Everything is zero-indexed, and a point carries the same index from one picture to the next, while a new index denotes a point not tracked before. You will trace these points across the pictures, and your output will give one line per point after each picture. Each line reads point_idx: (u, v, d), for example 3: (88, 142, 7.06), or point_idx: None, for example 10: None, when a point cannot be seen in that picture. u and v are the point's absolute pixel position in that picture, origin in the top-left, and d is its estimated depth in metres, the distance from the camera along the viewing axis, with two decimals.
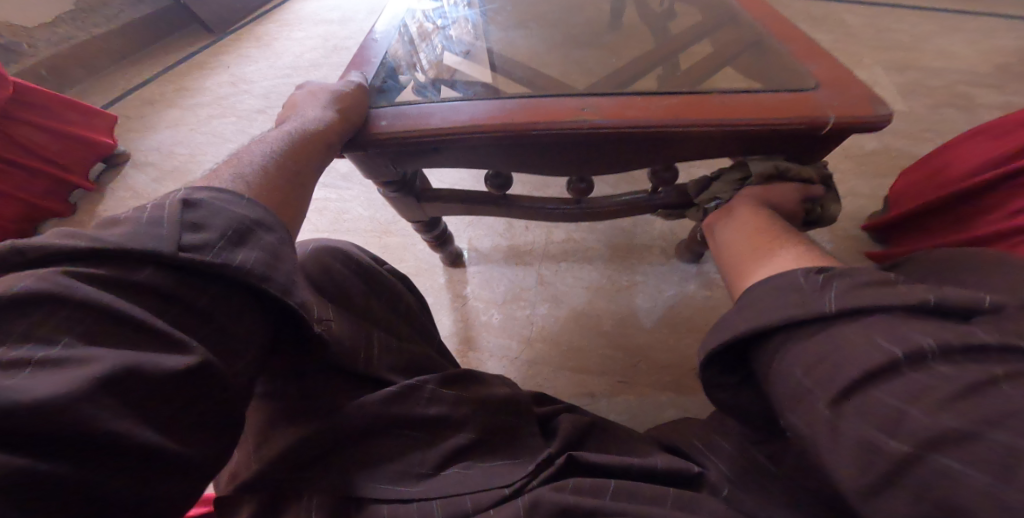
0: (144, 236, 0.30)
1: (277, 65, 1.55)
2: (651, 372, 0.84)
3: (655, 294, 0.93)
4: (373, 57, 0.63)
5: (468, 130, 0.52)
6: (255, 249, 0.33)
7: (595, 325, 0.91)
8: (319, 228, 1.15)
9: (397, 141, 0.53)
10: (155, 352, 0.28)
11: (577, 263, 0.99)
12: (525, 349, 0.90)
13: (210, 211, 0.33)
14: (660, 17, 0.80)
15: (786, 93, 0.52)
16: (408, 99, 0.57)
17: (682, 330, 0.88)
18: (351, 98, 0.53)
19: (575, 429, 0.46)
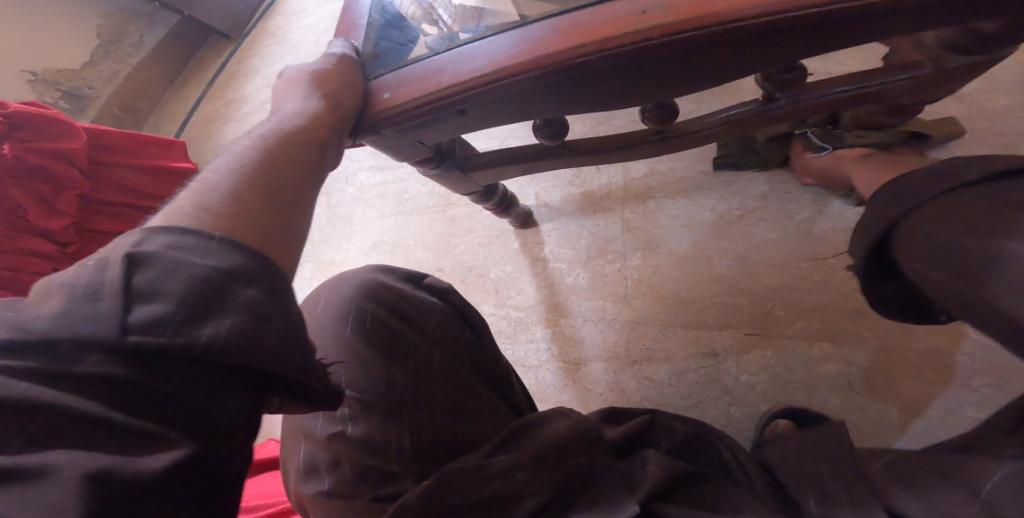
0: (85, 316, 0.24)
1: (301, 57, 1.47)
2: (791, 317, 0.68)
3: (781, 220, 0.74)
4: (359, 18, 0.50)
5: (487, 81, 0.38)
6: (224, 316, 0.25)
7: (706, 268, 0.75)
8: (385, 212, 1.09)
9: (402, 113, 0.41)
10: (116, 458, 0.23)
11: (669, 197, 0.82)
12: (624, 308, 0.78)
13: (164, 268, 0.26)
14: None
15: None
16: (411, 55, 0.44)
17: (827, 257, 0.69)
18: (336, 78, 0.41)
19: (665, 474, 0.39)
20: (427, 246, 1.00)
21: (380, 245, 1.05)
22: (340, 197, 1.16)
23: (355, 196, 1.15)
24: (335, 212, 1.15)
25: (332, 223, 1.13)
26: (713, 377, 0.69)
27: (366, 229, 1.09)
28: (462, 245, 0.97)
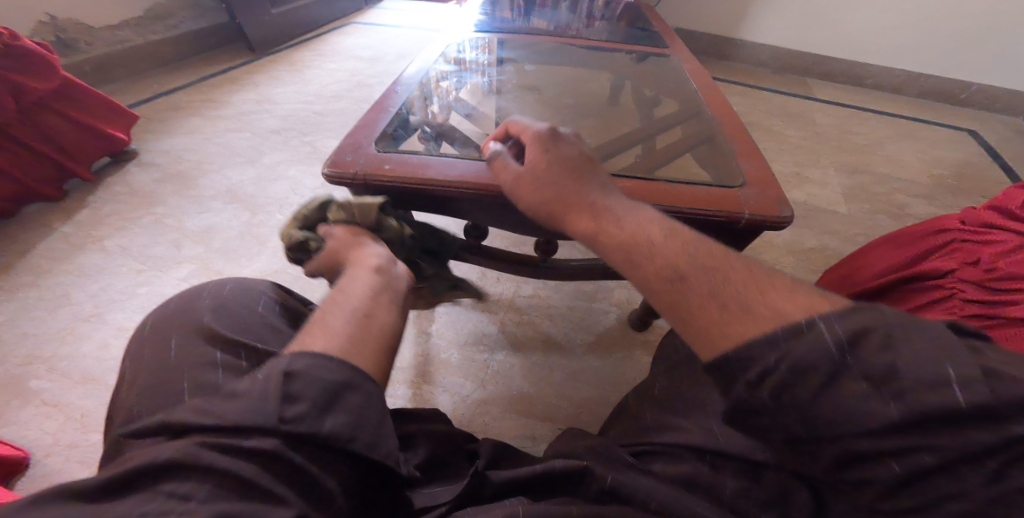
0: (252, 410, 0.34)
1: (303, 91, 1.69)
2: (592, 423, 0.90)
3: (606, 353, 1.00)
4: (391, 106, 0.74)
5: (455, 185, 0.61)
6: (344, 414, 0.37)
7: (546, 375, 0.97)
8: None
9: (391, 183, 0.62)
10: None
11: (540, 317, 1.06)
12: (478, 389, 0.95)
13: (308, 381, 0.36)
14: (646, 104, 0.87)
15: (717, 188, 0.62)
16: (409, 148, 0.67)
17: (622, 388, 0.94)
18: (370, 157, 0.64)
19: (491, 448, 0.56)
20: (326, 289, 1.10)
21: (279, 273, 1.10)
22: (264, 219, 1.24)
23: (279, 225, 1.23)
24: (253, 230, 1.21)
25: (243, 238, 1.18)
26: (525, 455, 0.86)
27: (279, 254, 1.15)
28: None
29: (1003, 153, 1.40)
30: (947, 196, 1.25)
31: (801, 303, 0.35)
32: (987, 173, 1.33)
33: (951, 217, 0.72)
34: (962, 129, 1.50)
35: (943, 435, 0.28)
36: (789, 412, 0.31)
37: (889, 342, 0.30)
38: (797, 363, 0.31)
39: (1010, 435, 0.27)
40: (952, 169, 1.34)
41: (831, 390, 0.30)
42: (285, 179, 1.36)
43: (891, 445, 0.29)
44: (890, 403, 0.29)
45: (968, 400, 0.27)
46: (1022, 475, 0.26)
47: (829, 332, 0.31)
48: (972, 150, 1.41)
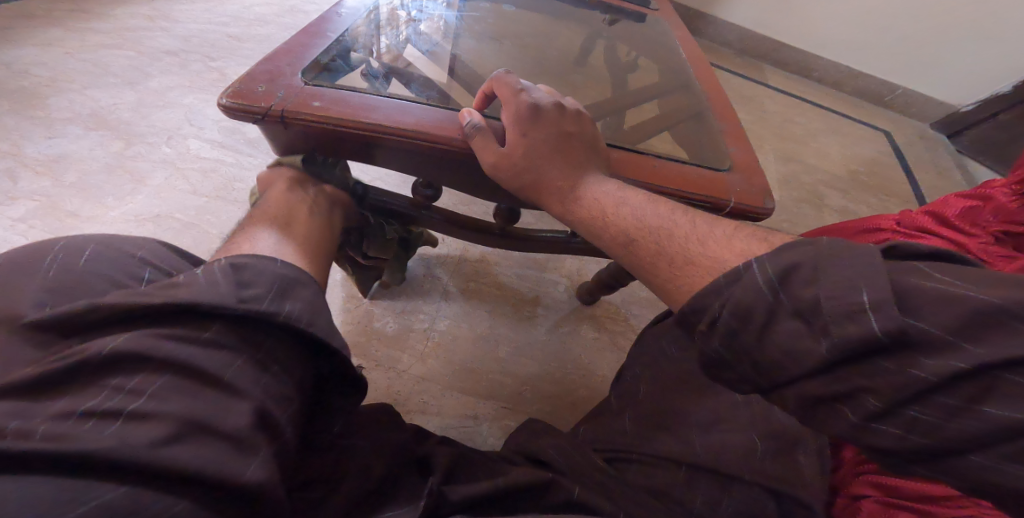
0: (205, 294, 0.34)
1: (214, 11, 1.42)
2: (536, 400, 0.87)
3: (553, 327, 0.97)
4: (330, 32, 0.61)
5: (409, 133, 0.50)
6: (300, 301, 0.38)
7: (493, 350, 0.92)
8: (196, 190, 0.98)
9: (325, 125, 0.50)
10: (206, 400, 0.32)
11: (487, 286, 1.00)
12: (417, 364, 0.87)
13: (258, 271, 0.38)
14: (625, 66, 0.82)
15: (705, 169, 0.58)
16: (348, 85, 0.54)
17: (568, 365, 0.92)
18: (293, 89, 0.51)
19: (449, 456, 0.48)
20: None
21: (163, 219, 0.92)
22: (143, 150, 1.03)
23: (164, 159, 1.02)
24: (125, 162, 1.00)
25: (111, 173, 0.97)
26: (468, 436, 0.81)
27: (160, 196, 0.96)
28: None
29: (905, 156, 1.53)
30: (861, 192, 1.34)
31: (739, 252, 0.37)
32: (894, 173, 1.45)
33: (886, 216, 0.75)
34: (878, 129, 1.62)
35: (891, 367, 0.27)
36: (742, 357, 0.32)
37: (817, 274, 0.30)
38: (739, 308, 0.32)
39: (942, 361, 0.26)
40: (866, 166, 1.44)
41: (770, 332, 0.31)
42: (179, 106, 1.13)
43: (845, 381, 0.28)
44: (822, 339, 0.29)
45: (886, 327, 0.27)
46: (985, 405, 0.25)
47: (761, 275, 0.32)
48: (883, 150, 1.53)
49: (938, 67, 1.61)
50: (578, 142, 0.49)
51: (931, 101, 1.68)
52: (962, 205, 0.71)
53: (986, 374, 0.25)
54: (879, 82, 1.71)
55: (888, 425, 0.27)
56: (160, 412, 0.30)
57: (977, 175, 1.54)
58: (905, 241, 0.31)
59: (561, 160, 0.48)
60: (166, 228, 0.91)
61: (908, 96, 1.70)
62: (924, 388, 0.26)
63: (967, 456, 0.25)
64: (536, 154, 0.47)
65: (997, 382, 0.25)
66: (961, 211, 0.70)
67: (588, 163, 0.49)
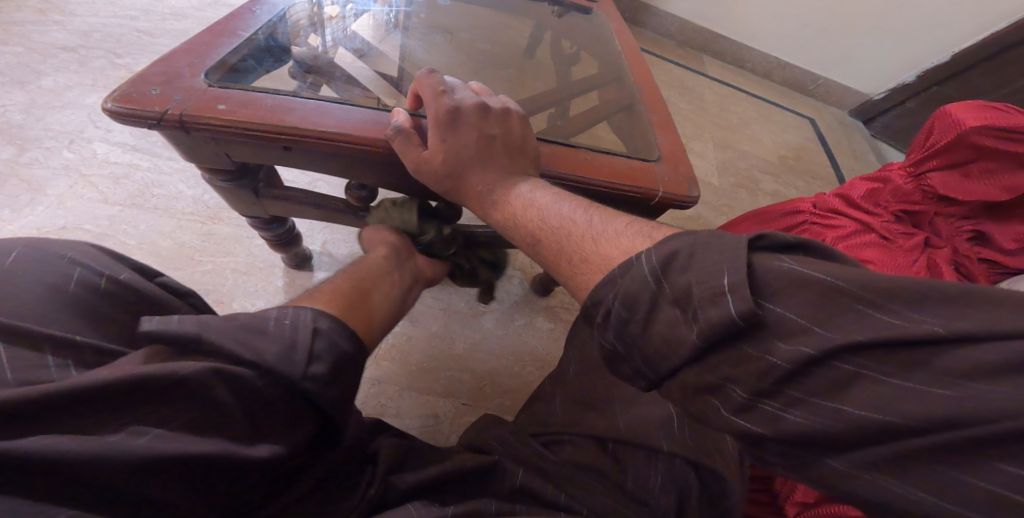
0: (277, 357, 0.37)
1: (122, 4, 1.31)
2: (494, 395, 0.88)
3: (507, 321, 0.97)
4: (242, 30, 0.58)
5: (327, 135, 0.48)
6: (342, 383, 0.41)
7: (447, 346, 0.91)
8: (107, 198, 0.92)
9: (231, 127, 0.47)
10: (243, 451, 0.34)
11: (438, 283, 0.99)
12: (371, 367, 0.86)
13: (327, 343, 0.41)
14: (563, 58, 0.83)
15: (634, 160, 0.60)
16: (263, 87, 0.52)
17: (524, 356, 0.94)
18: (195, 92, 0.49)
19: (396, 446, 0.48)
20: (153, 252, 0.86)
21: (70, 231, 0.86)
22: (39, 156, 0.95)
23: (65, 165, 0.94)
24: (19, 170, 0.92)
25: (4, 183, 0.90)
26: (429, 437, 0.81)
27: (63, 206, 0.89)
28: (206, 265, 0.87)
29: (828, 141, 1.64)
30: (790, 175, 1.43)
31: (626, 250, 0.37)
32: (819, 156, 1.55)
33: (804, 198, 0.80)
34: (804, 116, 1.73)
35: (751, 353, 0.28)
36: (633, 349, 0.33)
37: (693, 261, 0.31)
38: (627, 298, 0.33)
39: (794, 345, 0.27)
40: (794, 151, 1.54)
41: (654, 319, 0.32)
42: (80, 107, 1.05)
43: (716, 372, 0.29)
44: (694, 326, 0.30)
45: (742, 311, 0.28)
46: (837, 400, 0.26)
47: (647, 265, 0.32)
48: (809, 135, 1.64)
49: (853, 59, 1.72)
50: (501, 145, 0.48)
51: (849, 90, 1.80)
52: (865, 187, 0.78)
53: (830, 359, 0.26)
54: (803, 71, 1.82)
55: (751, 419, 0.28)
56: (204, 450, 0.33)
57: (890, 157, 1.68)
58: (771, 231, 0.31)
59: (479, 164, 0.47)
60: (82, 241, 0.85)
61: (829, 86, 1.82)
62: (779, 378, 0.27)
63: (814, 445, 0.26)
64: (456, 160, 0.47)
65: (840, 369, 0.26)
66: (864, 193, 0.77)
67: (509, 166, 0.48)
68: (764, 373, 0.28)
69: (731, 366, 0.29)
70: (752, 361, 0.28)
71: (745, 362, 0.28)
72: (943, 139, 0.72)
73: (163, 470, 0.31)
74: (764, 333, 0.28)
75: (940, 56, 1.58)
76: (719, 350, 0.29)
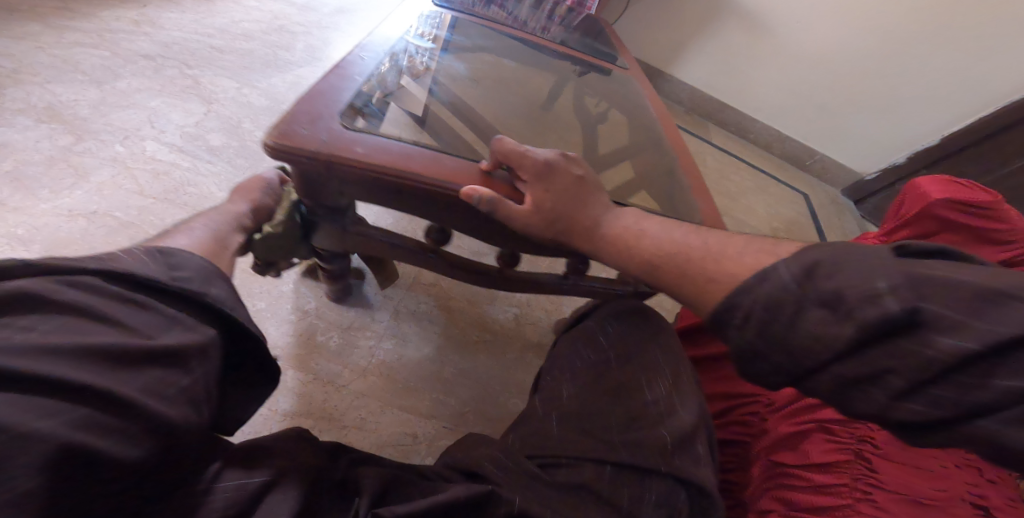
0: (139, 267, 0.40)
1: (204, 22, 1.39)
2: (476, 422, 0.89)
3: (499, 354, 0.99)
4: (358, 74, 0.64)
5: (380, 169, 0.53)
6: (220, 289, 0.44)
7: (435, 370, 0.92)
8: (142, 190, 0.95)
9: (358, 166, 0.53)
10: (136, 341, 0.36)
11: (436, 309, 1.00)
12: (358, 380, 0.86)
13: (181, 260, 0.43)
14: (593, 117, 0.90)
15: (683, 222, 0.66)
16: (386, 133, 0.58)
17: (511, 391, 0.94)
18: (321, 127, 0.54)
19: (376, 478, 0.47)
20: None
21: (99, 216, 0.89)
22: (93, 147, 0.99)
23: (114, 158, 0.98)
24: (69, 157, 0.96)
25: (52, 166, 0.93)
26: (403, 455, 0.81)
27: (100, 193, 0.92)
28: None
29: (822, 220, 1.71)
30: None
31: (752, 267, 0.42)
32: (810, 232, 1.62)
33: None
34: (800, 193, 1.80)
35: (907, 345, 0.32)
36: (778, 346, 0.37)
37: (835, 268, 0.36)
38: (771, 300, 0.38)
39: (955, 338, 0.30)
40: (787, 225, 1.60)
41: (800, 318, 0.36)
42: (143, 109, 1.09)
43: (872, 363, 0.33)
44: (846, 322, 0.34)
45: (902, 304, 0.32)
46: (991, 384, 0.29)
47: (786, 274, 0.38)
48: (803, 211, 1.71)
49: (849, 138, 1.82)
50: (592, 185, 0.54)
51: (843, 168, 1.89)
52: None
53: (989, 353, 0.29)
54: (801, 146, 1.90)
55: (913, 405, 0.32)
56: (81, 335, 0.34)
57: None
58: (913, 243, 0.36)
59: (587, 203, 0.52)
60: (104, 226, 0.88)
61: (823, 163, 1.90)
62: (931, 368, 0.31)
63: (966, 426, 0.30)
64: (575, 200, 0.52)
65: (992, 362, 0.29)
66: None
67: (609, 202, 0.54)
68: (922, 362, 0.31)
69: (878, 356, 0.33)
70: (907, 350, 0.32)
71: (901, 350, 0.32)
72: (908, 212, 0.73)
73: (53, 350, 0.32)
74: (920, 324, 0.32)
75: (934, 136, 1.66)
76: (879, 341, 0.33)
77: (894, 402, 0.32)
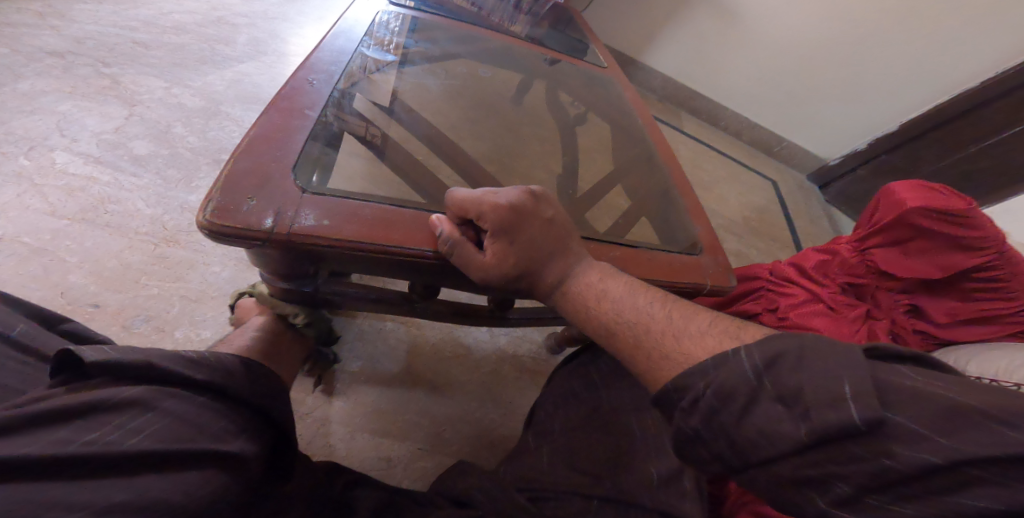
0: (193, 368, 0.44)
1: (126, 14, 1.27)
2: (452, 442, 0.85)
3: (472, 368, 0.95)
4: (310, 108, 0.58)
5: (347, 243, 0.49)
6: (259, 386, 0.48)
7: (407, 392, 0.88)
8: (54, 210, 0.87)
9: (306, 241, 0.48)
10: (179, 442, 0.39)
11: (402, 324, 0.96)
12: (325, 408, 0.82)
13: (228, 360, 0.48)
14: (573, 119, 0.91)
15: (683, 254, 0.67)
16: (340, 189, 0.53)
17: (487, 407, 0.91)
18: (265, 190, 0.49)
19: None
20: (91, 272, 0.82)
21: (6, 243, 0.81)
22: None
23: (17, 173, 0.89)
24: None
25: None
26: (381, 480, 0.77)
27: (4, 217, 0.83)
28: (151, 289, 0.82)
29: (788, 205, 1.72)
30: (748, 235, 1.49)
31: (710, 350, 0.37)
32: (777, 218, 1.62)
33: (764, 265, 0.87)
34: (768, 179, 1.81)
35: (863, 454, 0.28)
36: (719, 437, 0.31)
37: (802, 363, 0.30)
38: (723, 388, 0.31)
39: (917, 452, 0.27)
40: (755, 212, 1.60)
41: (749, 412, 0.31)
42: (50, 113, 1.00)
43: (818, 467, 0.28)
44: (801, 423, 0.29)
45: (867, 416, 0.27)
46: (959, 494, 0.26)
47: (749, 363, 0.32)
48: (770, 196, 1.71)
49: (816, 124, 1.83)
50: (562, 230, 0.50)
51: (812, 155, 1.90)
52: (817, 258, 0.83)
53: (952, 466, 0.26)
54: (770, 133, 1.90)
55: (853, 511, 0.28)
56: (135, 431, 0.38)
57: (840, 224, 1.77)
58: (883, 345, 0.32)
59: (555, 255, 0.48)
60: (18, 258, 0.80)
61: (791, 149, 1.91)
62: (885, 476, 0.27)
63: None
64: (539, 257, 0.48)
65: (959, 473, 0.26)
66: (816, 264, 0.82)
67: (569, 250, 0.49)
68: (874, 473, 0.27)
69: (829, 463, 0.28)
70: (861, 461, 0.28)
71: (853, 460, 0.28)
72: (886, 216, 0.77)
73: (102, 447, 0.37)
74: (876, 432, 0.28)
75: (890, 125, 1.69)
76: (825, 446, 0.28)
77: (829, 506, 0.29)
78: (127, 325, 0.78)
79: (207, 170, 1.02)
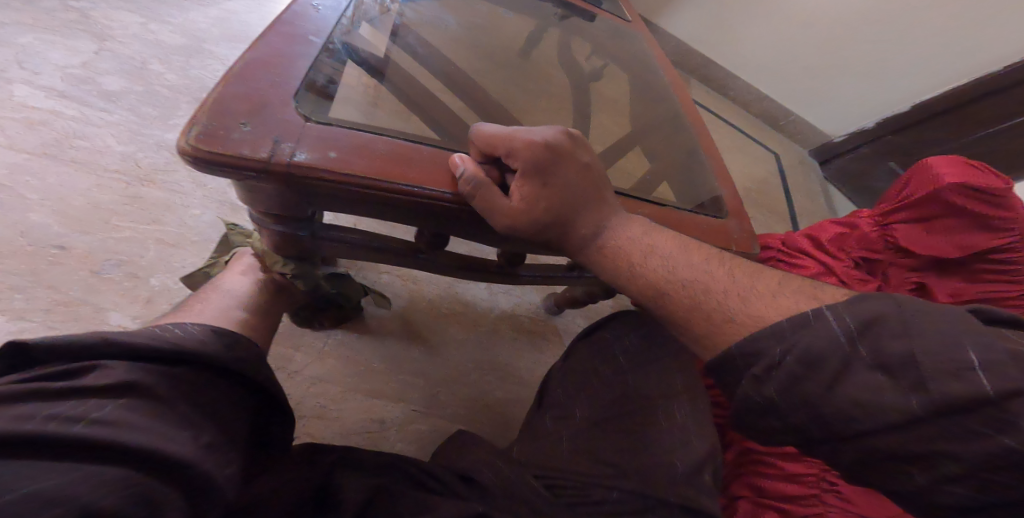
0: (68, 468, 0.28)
1: None
2: (449, 403, 0.82)
3: (470, 327, 0.91)
4: (313, 35, 0.51)
5: (361, 181, 0.43)
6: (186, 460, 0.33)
7: (403, 351, 0.84)
8: (11, 142, 0.77)
9: (310, 176, 0.42)
10: None
11: (399, 280, 0.91)
12: (315, 365, 0.77)
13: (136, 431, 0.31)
14: (588, 74, 0.83)
15: (711, 218, 0.63)
16: (346, 120, 0.47)
17: (486, 368, 0.88)
18: (259, 116, 0.42)
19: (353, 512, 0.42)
20: (57, 211, 0.74)
21: None
22: None
23: None
24: None
25: None
26: (372, 442, 0.74)
27: None
28: (124, 232, 0.75)
29: (789, 180, 1.70)
30: (749, 207, 1.46)
31: (787, 312, 0.34)
32: (776, 192, 1.61)
33: (777, 235, 0.84)
34: (771, 151, 1.78)
35: (980, 430, 0.26)
36: (804, 407, 0.30)
37: (907, 328, 0.29)
38: (807, 356, 0.30)
39: None
40: (756, 185, 1.57)
41: (844, 378, 0.29)
42: (9, 46, 0.89)
43: (926, 442, 0.27)
44: (912, 395, 0.27)
45: (993, 386, 0.26)
46: None
47: (839, 324, 0.30)
48: (771, 170, 1.69)
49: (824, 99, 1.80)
50: (595, 180, 0.45)
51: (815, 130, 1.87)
52: (834, 231, 0.81)
53: None
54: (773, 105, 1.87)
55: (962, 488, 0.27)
56: None
57: (836, 201, 1.77)
58: (988, 307, 0.30)
59: (588, 206, 0.44)
60: None
61: (797, 124, 1.88)
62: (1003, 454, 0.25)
63: None
64: (571, 207, 0.43)
65: None
66: (831, 237, 0.80)
67: (604, 202, 0.45)
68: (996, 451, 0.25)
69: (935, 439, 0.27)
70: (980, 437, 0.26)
71: (966, 437, 0.26)
72: (916, 191, 0.75)
73: None
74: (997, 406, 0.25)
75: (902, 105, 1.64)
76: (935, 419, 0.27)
77: (935, 483, 0.27)
78: (98, 270, 0.71)
79: (186, 107, 0.93)
